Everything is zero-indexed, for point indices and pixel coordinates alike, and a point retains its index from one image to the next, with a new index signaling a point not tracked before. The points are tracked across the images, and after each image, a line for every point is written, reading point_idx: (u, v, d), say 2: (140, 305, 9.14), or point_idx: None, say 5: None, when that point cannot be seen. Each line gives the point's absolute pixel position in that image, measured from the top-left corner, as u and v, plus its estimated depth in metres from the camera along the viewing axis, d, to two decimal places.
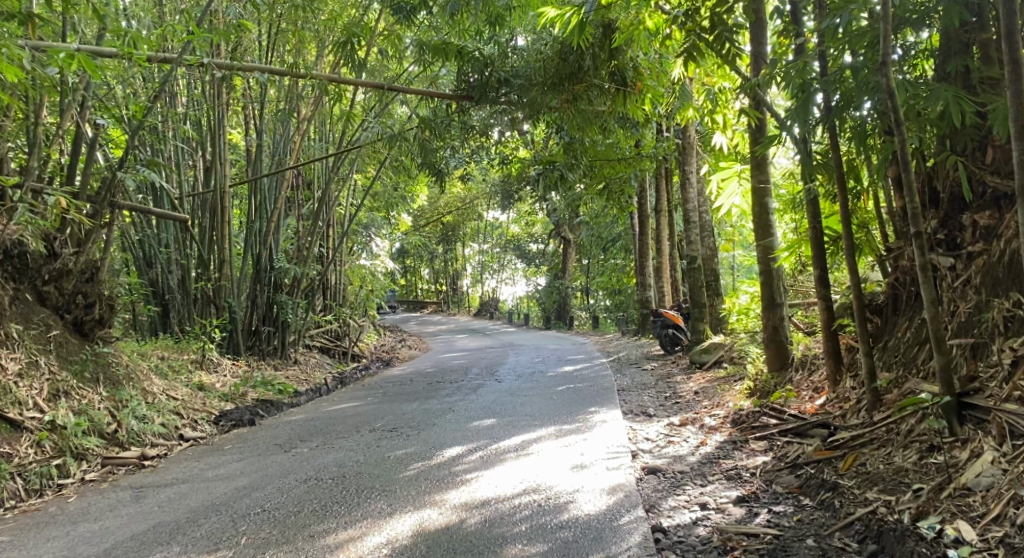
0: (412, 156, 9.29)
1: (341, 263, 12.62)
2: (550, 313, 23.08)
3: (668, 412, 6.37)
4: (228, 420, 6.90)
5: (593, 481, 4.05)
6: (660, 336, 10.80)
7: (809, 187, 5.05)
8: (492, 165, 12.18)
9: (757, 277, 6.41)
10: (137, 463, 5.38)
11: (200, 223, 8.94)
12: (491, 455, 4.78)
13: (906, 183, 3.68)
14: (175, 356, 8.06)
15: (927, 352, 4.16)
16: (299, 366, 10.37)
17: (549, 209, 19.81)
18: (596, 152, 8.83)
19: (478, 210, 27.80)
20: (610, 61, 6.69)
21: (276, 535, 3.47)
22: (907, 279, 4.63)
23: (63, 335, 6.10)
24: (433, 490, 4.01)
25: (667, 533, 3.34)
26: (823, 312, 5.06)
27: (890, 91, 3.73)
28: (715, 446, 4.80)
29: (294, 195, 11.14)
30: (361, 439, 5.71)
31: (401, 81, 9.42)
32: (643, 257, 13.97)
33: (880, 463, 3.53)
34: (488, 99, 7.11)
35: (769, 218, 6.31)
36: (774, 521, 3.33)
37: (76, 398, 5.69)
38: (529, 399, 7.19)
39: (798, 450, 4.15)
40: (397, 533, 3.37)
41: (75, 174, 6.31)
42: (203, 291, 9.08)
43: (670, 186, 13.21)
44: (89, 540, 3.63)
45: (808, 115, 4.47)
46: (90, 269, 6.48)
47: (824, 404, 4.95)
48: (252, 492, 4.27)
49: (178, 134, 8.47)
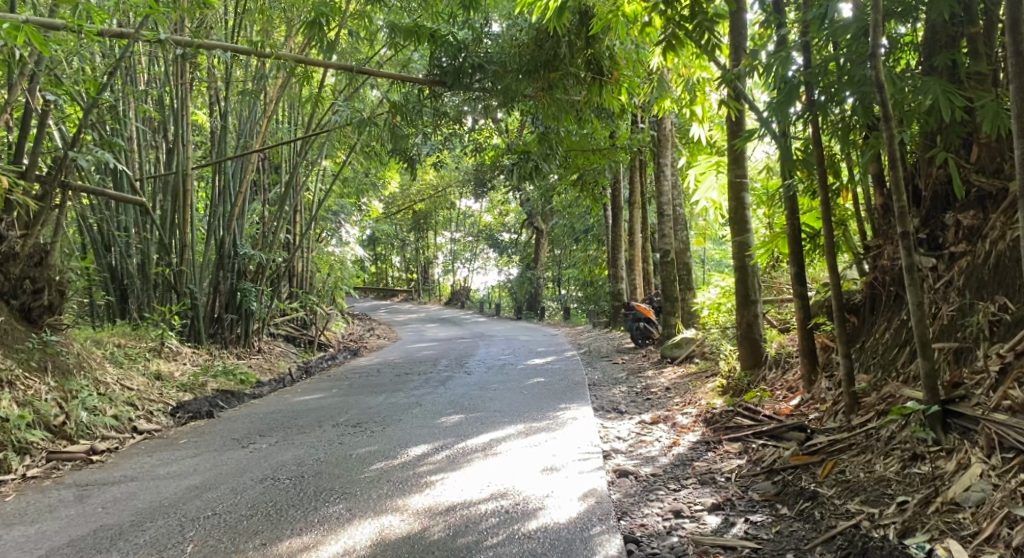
0: (382, 141, 9.01)
1: (308, 250, 12.32)
2: (521, 304, 22.96)
3: (640, 409, 6.24)
4: (184, 412, 6.62)
5: (564, 485, 3.89)
6: (631, 329, 10.68)
7: (788, 184, 4.90)
8: (465, 152, 11.95)
9: (732, 273, 6.25)
10: (84, 458, 5.09)
11: (161, 206, 8.59)
12: (457, 454, 4.60)
13: (894, 180, 3.54)
14: (133, 343, 7.73)
15: (907, 354, 4.08)
16: (262, 355, 10.07)
17: (522, 198, 19.67)
18: (571, 142, 8.64)
19: (450, 198, 27.54)
20: (586, 49, 6.47)
21: (225, 543, 3.23)
22: (887, 278, 4.54)
23: (9, 322, 5.71)
24: (395, 493, 3.81)
25: (640, 544, 3.20)
26: (800, 310, 4.95)
27: (881, 85, 3.58)
28: (688, 447, 4.67)
29: (259, 178, 10.79)
30: (323, 434, 5.49)
31: (373, 64, 9.16)
32: (616, 249, 13.85)
33: (861, 472, 3.45)
34: (461, 85, 6.87)
35: (746, 214, 6.17)
36: (751, 533, 3.20)
37: (21, 388, 5.34)
38: (498, 394, 7.01)
39: (774, 455, 4.03)
40: (355, 543, 3.16)
41: (22, 150, 5.92)
42: (162, 277, 8.75)
43: (643, 178, 13.12)
44: (22, 546, 3.31)
45: (790, 108, 4.32)
46: (38, 253, 6.09)
47: (799, 406, 4.84)
48: (204, 492, 4.03)
49: (138, 112, 8.10)
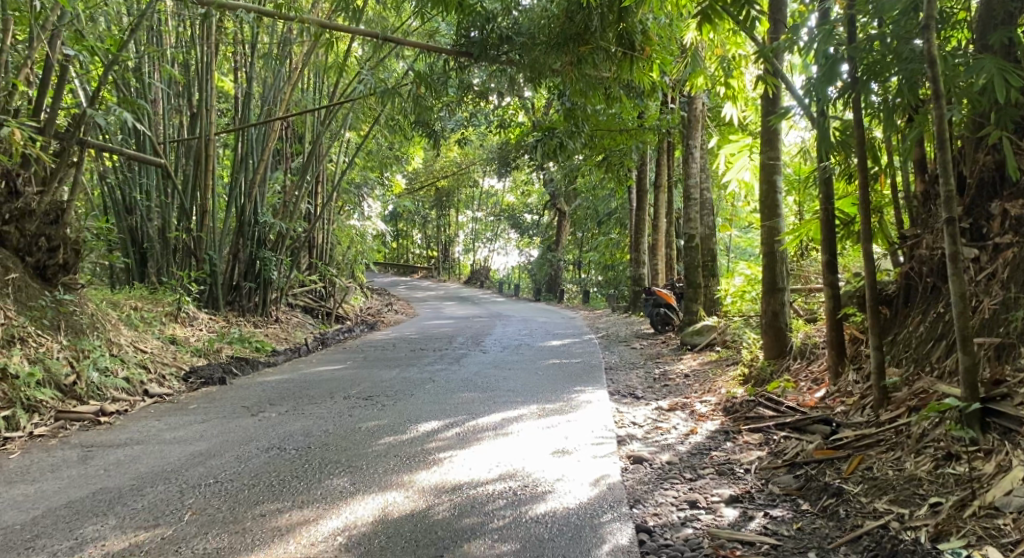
0: (405, 114, 8.84)
1: (328, 221, 12.23)
2: (540, 286, 22.80)
3: (657, 395, 6.09)
4: (197, 377, 6.58)
5: (577, 469, 3.76)
6: (651, 315, 10.48)
7: (824, 167, 4.67)
8: (490, 130, 11.72)
9: (759, 260, 6.03)
10: (93, 419, 5.04)
11: (183, 170, 8.53)
12: (467, 432, 4.48)
13: (941, 162, 3.29)
14: (149, 307, 7.69)
15: (943, 348, 3.88)
16: (280, 324, 10.02)
17: (546, 179, 19.46)
18: (598, 120, 8.40)
19: (473, 176, 27.34)
20: (617, 24, 5.97)
21: (224, 512, 3.13)
22: (924, 269, 4.32)
23: (23, 279, 5.67)
24: (401, 469, 3.70)
25: (653, 534, 3.06)
26: (830, 299, 4.75)
27: (933, 60, 3.35)
28: (706, 436, 4.51)
29: (282, 147, 10.69)
30: (333, 406, 5.40)
31: (400, 33, 8.97)
32: (639, 233, 13.60)
33: (889, 469, 3.27)
34: (487, 58, 6.66)
35: (777, 198, 5.95)
36: (771, 529, 3.05)
37: (33, 345, 5.30)
38: (512, 374, 6.88)
39: (797, 448, 3.86)
40: (356, 519, 3.05)
41: (40, 105, 5.81)
42: (182, 242, 8.71)
43: (671, 162, 12.85)
44: (18, 506, 3.24)
45: (830, 86, 4.07)
46: (55, 210, 6.05)
47: (824, 398, 4.66)
48: (208, 459, 3.94)
49: (161, 74, 8.01)
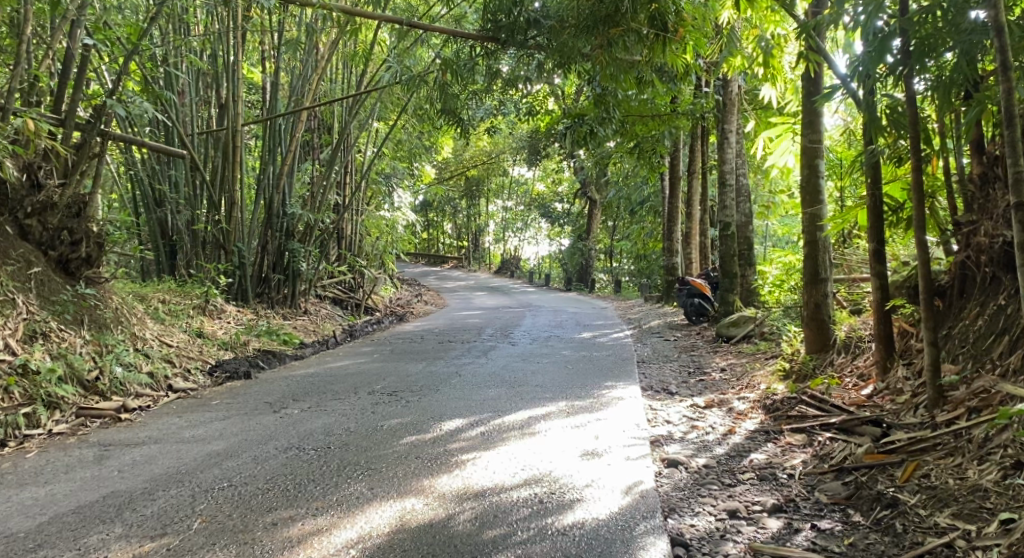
0: (432, 104, 8.58)
1: (357, 212, 12.10)
2: (571, 275, 22.47)
3: (693, 390, 5.83)
4: (222, 370, 6.47)
5: (608, 474, 3.54)
6: (685, 305, 10.15)
7: (873, 150, 4.32)
8: (519, 117, 11.43)
9: (801, 249, 5.71)
10: (113, 416, 4.95)
11: (212, 161, 8.46)
12: (493, 432, 4.29)
13: (1009, 141, 2.93)
14: (177, 300, 7.61)
15: (1006, 344, 3.59)
16: (309, 316, 9.91)
17: (577, 167, 19.17)
18: (630, 106, 8.06)
19: (503, 165, 27.05)
20: (651, 4, 5.64)
21: (234, 520, 2.99)
22: (982, 258, 4.02)
23: (45, 274, 5.64)
24: (422, 472, 3.53)
25: (690, 548, 2.84)
26: (877, 290, 4.46)
27: (999, 27, 3.00)
28: (746, 437, 4.26)
29: (311, 139, 10.53)
30: (357, 402, 5.24)
31: (427, 19, 8.73)
32: (672, 222, 13.23)
33: (950, 477, 3.01)
34: (515, 43, 6.32)
35: (819, 183, 5.63)
36: (820, 545, 2.82)
37: (55, 341, 5.23)
38: (542, 367, 6.67)
39: (844, 451, 3.59)
40: (372, 529, 2.89)
41: (61, 97, 5.68)
42: (210, 234, 8.65)
43: (705, 148, 12.49)
44: (26, 511, 3.13)
45: (879, 64, 3.73)
46: (77, 203, 5.98)
47: (872, 396, 4.36)
48: (224, 460, 3.82)
49: (187, 67, 7.89)
